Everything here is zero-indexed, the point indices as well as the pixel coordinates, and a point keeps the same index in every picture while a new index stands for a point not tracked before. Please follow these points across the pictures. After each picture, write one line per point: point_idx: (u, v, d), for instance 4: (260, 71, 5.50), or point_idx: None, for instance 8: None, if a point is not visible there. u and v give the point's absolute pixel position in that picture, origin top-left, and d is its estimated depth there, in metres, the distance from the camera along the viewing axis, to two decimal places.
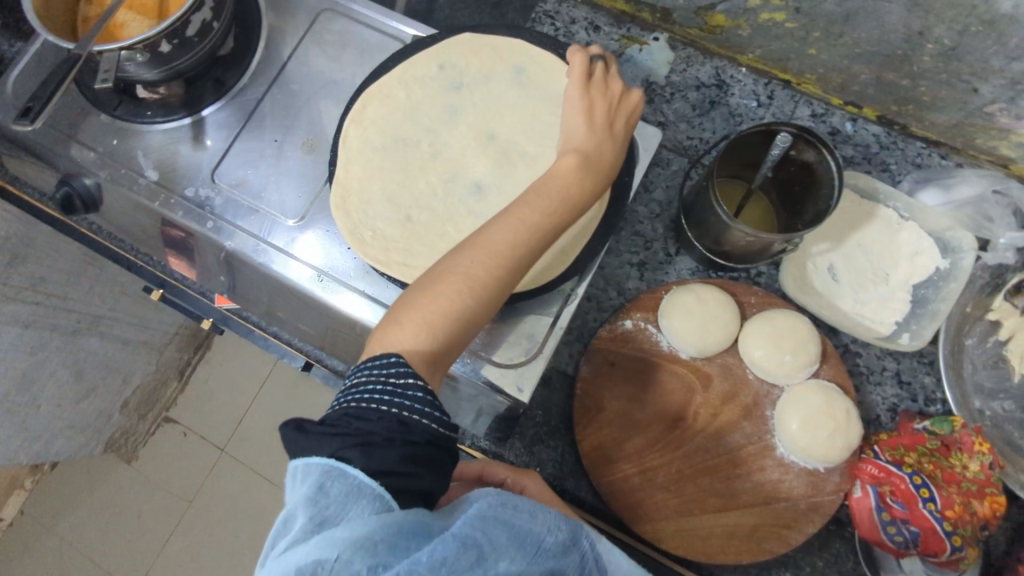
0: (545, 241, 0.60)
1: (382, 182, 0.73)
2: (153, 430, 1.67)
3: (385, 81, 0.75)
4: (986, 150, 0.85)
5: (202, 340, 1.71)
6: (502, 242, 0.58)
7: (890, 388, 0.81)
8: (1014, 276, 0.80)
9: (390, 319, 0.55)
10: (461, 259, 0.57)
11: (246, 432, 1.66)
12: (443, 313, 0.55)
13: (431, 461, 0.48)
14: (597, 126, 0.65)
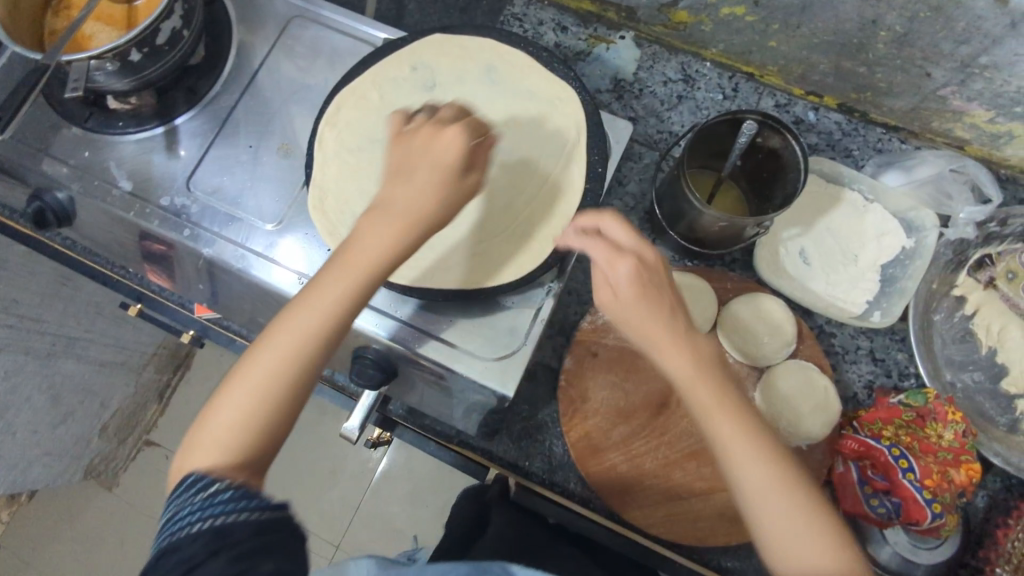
0: (354, 305, 0.56)
1: (360, 182, 0.74)
2: (133, 455, 1.64)
3: (359, 85, 0.76)
4: (943, 132, 0.88)
5: (181, 360, 1.70)
6: (285, 347, 0.54)
7: (866, 366, 0.83)
8: (975, 252, 0.83)
9: (205, 415, 0.53)
10: (279, 336, 0.54)
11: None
12: (234, 419, 0.52)
13: (267, 549, 0.47)
14: (412, 173, 0.58)
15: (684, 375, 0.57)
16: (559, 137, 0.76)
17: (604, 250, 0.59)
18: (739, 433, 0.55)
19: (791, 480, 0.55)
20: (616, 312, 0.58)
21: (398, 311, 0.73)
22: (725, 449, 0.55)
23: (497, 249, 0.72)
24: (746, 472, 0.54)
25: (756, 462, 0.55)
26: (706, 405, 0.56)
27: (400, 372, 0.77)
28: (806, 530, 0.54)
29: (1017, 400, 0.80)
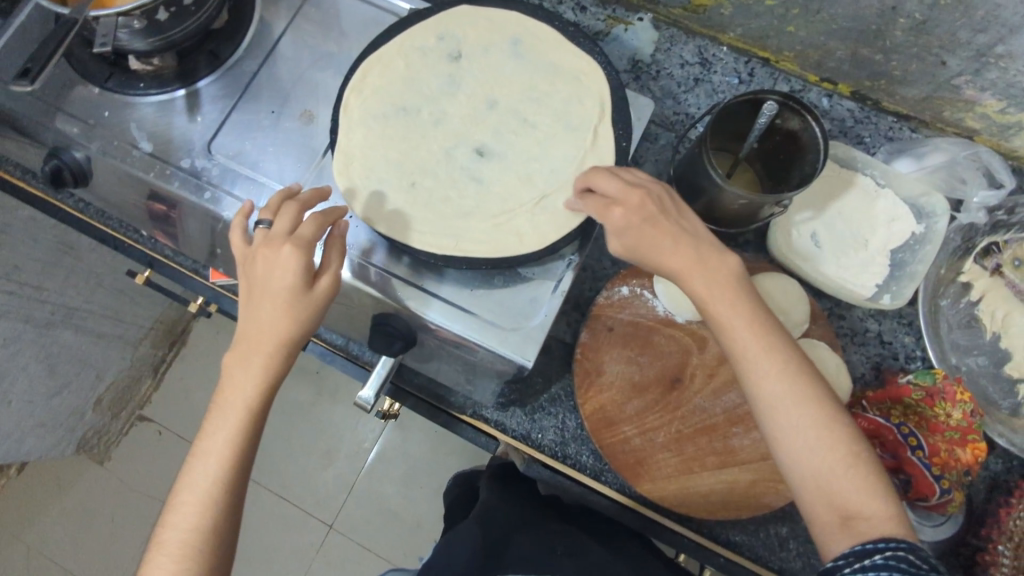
0: (270, 390, 0.64)
1: (387, 149, 0.75)
2: (126, 430, 1.62)
3: (385, 52, 0.78)
4: (953, 122, 0.90)
5: (178, 336, 1.69)
6: (226, 432, 0.62)
7: (873, 348, 0.85)
8: (982, 239, 0.85)
9: (162, 544, 0.58)
10: (196, 459, 0.61)
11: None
12: (179, 544, 0.58)
13: None
14: (281, 256, 0.63)
15: (721, 311, 0.63)
16: (584, 112, 0.76)
17: (615, 190, 0.66)
18: (762, 356, 0.61)
19: (809, 400, 0.59)
20: (624, 245, 0.65)
21: (421, 279, 0.73)
22: (747, 370, 0.61)
23: (521, 220, 0.72)
24: (765, 388, 0.60)
25: (776, 380, 0.60)
26: (738, 340, 0.62)
27: (419, 341, 0.77)
28: (822, 442, 0.58)
29: (1019, 384, 0.82)
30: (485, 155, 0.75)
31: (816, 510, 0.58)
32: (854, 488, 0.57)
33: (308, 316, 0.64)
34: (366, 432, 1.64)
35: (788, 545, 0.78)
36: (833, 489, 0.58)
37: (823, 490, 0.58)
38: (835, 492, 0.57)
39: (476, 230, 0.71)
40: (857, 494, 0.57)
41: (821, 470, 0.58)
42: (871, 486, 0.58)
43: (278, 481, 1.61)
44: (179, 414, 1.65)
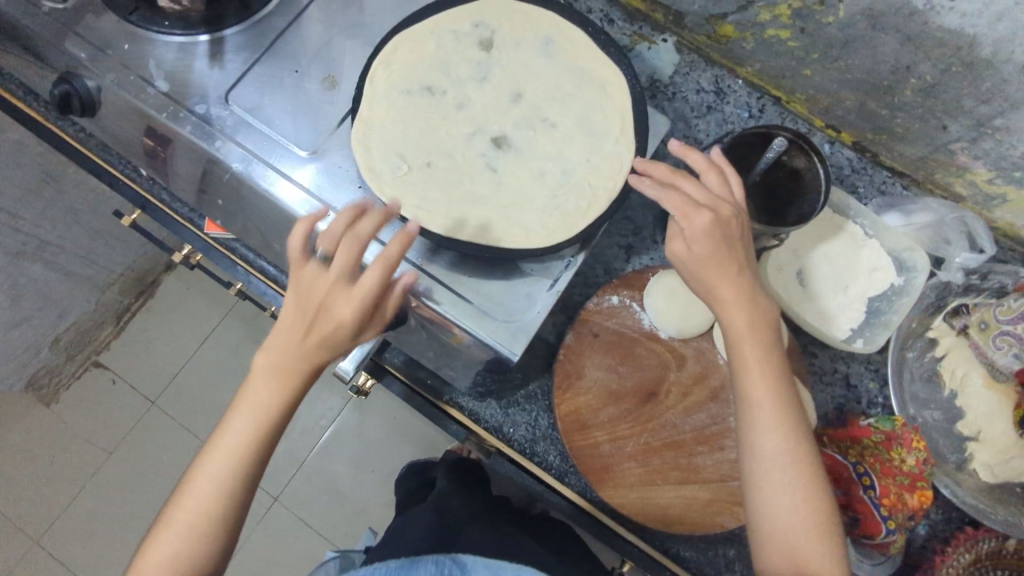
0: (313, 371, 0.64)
1: (403, 125, 0.75)
2: (79, 374, 1.58)
3: (418, 30, 0.79)
4: (943, 185, 0.94)
5: (146, 286, 1.64)
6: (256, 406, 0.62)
7: (839, 389, 0.89)
8: (955, 299, 0.89)
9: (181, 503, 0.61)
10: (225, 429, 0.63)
11: (184, 383, 1.59)
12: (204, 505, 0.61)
13: None
14: (357, 284, 0.62)
15: (749, 355, 0.65)
16: (604, 119, 0.78)
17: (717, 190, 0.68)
18: (775, 413, 0.63)
19: (805, 465, 0.63)
20: (692, 251, 0.66)
21: (421, 259, 0.73)
22: (756, 421, 0.64)
23: (528, 216, 0.73)
24: (769, 441, 0.63)
25: (782, 438, 0.63)
26: (756, 390, 0.64)
27: (409, 322, 0.78)
28: (802, 506, 0.62)
29: (968, 441, 0.86)
30: (501, 145, 0.76)
31: (773, 561, 0.62)
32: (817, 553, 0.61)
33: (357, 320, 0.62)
34: (327, 407, 1.63)
35: (733, 566, 0.81)
36: (800, 554, 0.61)
37: (787, 547, 0.62)
38: (800, 553, 0.61)
39: (484, 217, 0.72)
40: (818, 561, 0.61)
41: (792, 534, 0.62)
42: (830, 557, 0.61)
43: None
44: (136, 365, 1.61)
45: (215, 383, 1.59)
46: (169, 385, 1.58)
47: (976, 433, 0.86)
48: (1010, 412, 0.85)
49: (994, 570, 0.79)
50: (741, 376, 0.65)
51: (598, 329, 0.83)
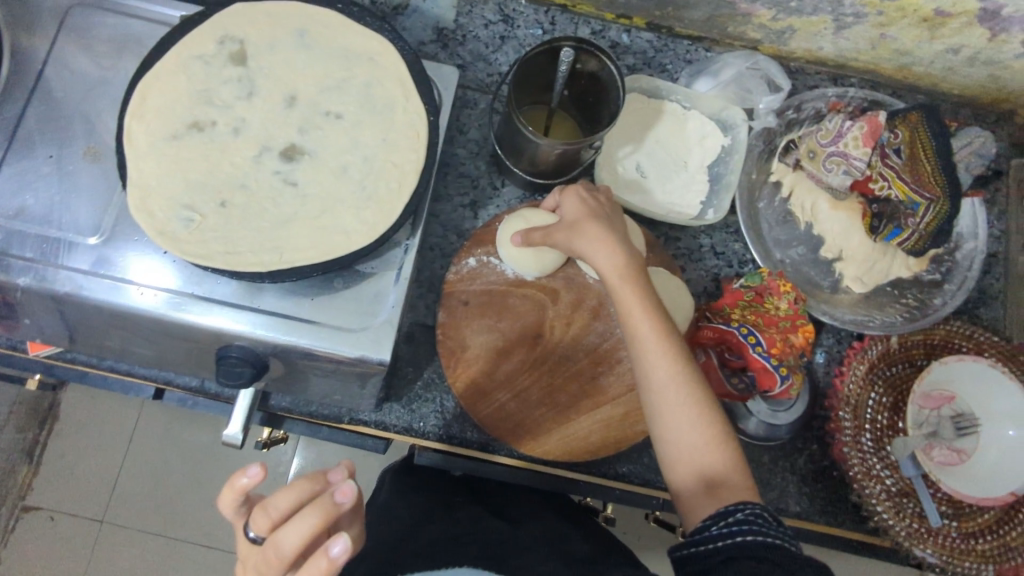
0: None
1: (183, 174, 0.70)
2: (11, 525, 1.36)
3: (159, 68, 0.71)
4: (739, 36, 0.95)
5: (46, 411, 1.41)
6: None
7: (710, 261, 0.91)
8: (781, 139, 0.93)
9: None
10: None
11: (125, 497, 1.39)
12: None
13: None
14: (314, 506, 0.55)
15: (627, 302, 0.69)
16: (387, 93, 0.74)
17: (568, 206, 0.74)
18: (659, 350, 0.66)
19: (690, 388, 0.65)
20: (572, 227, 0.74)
21: (258, 302, 0.71)
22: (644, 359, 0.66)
23: (344, 218, 0.70)
24: (656, 374, 0.66)
25: (667, 369, 0.66)
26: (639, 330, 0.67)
27: (271, 366, 0.74)
28: (699, 422, 0.64)
29: (835, 263, 0.91)
30: (291, 157, 0.71)
31: (684, 484, 0.63)
32: (721, 464, 0.63)
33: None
34: None
35: None
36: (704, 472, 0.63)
37: (691, 467, 0.63)
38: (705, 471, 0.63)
39: (299, 237, 0.69)
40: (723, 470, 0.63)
41: (692, 450, 0.64)
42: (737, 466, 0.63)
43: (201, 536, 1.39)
44: (66, 493, 1.38)
45: (160, 485, 1.39)
46: (113, 497, 1.38)
47: (839, 254, 0.91)
48: (860, 223, 0.90)
49: (888, 370, 0.85)
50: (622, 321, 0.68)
51: (465, 295, 0.82)
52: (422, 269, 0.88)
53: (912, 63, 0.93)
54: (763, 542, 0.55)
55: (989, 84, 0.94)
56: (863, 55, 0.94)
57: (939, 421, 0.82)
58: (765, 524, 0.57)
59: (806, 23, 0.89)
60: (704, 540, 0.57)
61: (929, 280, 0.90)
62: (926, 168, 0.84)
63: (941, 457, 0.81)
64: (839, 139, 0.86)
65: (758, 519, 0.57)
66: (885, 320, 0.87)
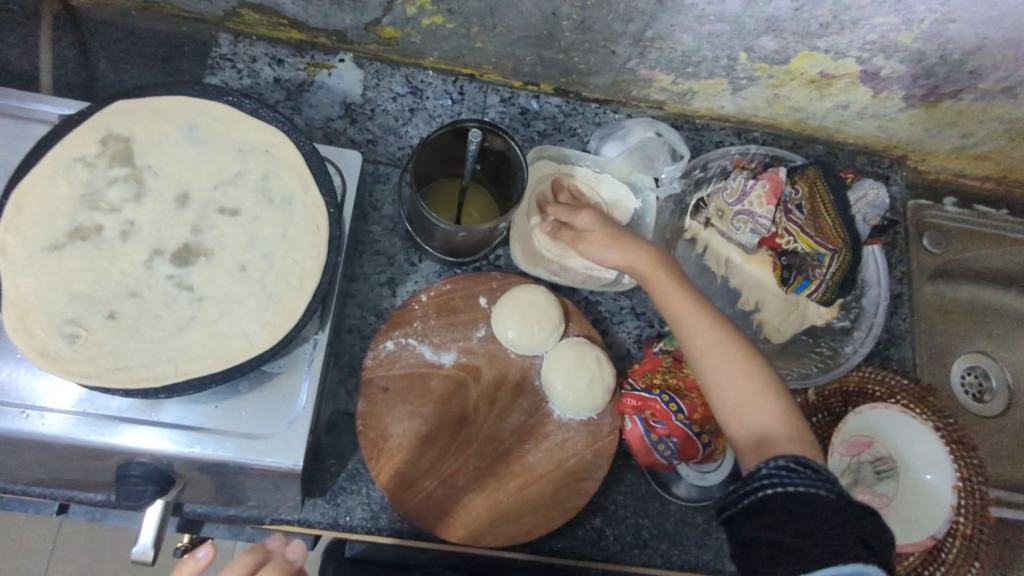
0: None
1: (66, 286, 0.66)
2: None
3: (37, 174, 0.68)
4: (643, 98, 0.98)
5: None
6: None
7: (632, 322, 0.92)
8: (691, 198, 0.95)
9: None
10: None
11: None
12: None
13: None
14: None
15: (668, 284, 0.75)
16: (285, 184, 0.72)
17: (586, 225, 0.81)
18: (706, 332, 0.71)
19: (735, 355, 0.69)
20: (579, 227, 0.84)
21: (158, 414, 0.68)
22: (685, 328, 0.72)
23: (245, 321, 0.67)
24: (696, 340, 0.71)
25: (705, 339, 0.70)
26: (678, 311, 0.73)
27: (176, 478, 0.70)
28: (741, 381, 0.68)
29: (753, 315, 0.93)
30: (186, 259, 0.68)
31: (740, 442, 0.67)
32: (763, 419, 0.66)
33: None
34: None
35: (605, 533, 0.83)
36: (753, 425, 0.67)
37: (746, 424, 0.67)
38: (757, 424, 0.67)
39: (195, 345, 0.65)
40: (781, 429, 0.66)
41: (741, 406, 0.67)
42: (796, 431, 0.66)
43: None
44: None
45: None
46: None
47: (755, 306, 0.93)
48: (772, 275, 0.93)
49: (808, 420, 0.87)
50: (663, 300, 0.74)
51: (383, 381, 0.79)
52: (341, 353, 0.85)
53: (807, 117, 0.97)
54: (785, 491, 0.58)
55: (879, 134, 0.99)
56: (761, 112, 0.97)
57: (862, 467, 0.87)
58: (796, 475, 0.59)
59: (704, 86, 0.92)
60: (738, 500, 0.62)
61: (840, 327, 0.93)
62: (827, 223, 0.84)
63: (866, 502, 0.85)
64: (743, 197, 0.89)
65: (785, 470, 0.60)
66: (802, 371, 0.89)
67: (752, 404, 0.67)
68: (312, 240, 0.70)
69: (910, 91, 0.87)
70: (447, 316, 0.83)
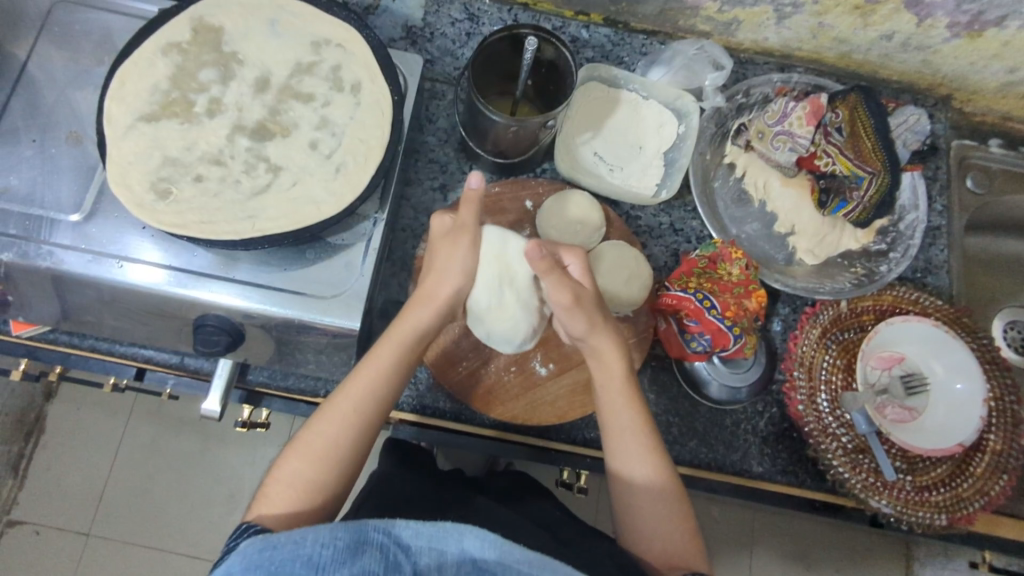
0: (380, 397, 0.70)
1: (161, 151, 0.74)
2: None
3: (138, 56, 0.75)
4: (690, 29, 1.01)
5: (31, 424, 1.35)
6: (353, 402, 0.69)
7: (670, 238, 0.97)
8: (732, 122, 0.99)
9: (298, 442, 0.68)
10: (338, 397, 0.70)
11: (112, 511, 1.33)
12: (324, 452, 0.67)
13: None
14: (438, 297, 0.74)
15: (610, 357, 0.75)
16: (354, 77, 0.79)
17: (581, 317, 0.72)
18: (623, 409, 0.74)
19: (645, 439, 0.73)
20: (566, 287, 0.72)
21: (232, 272, 0.75)
22: (615, 446, 0.73)
23: (315, 191, 0.74)
24: (614, 417, 0.73)
25: (619, 404, 0.74)
26: (616, 423, 0.73)
27: (246, 335, 0.78)
28: (640, 459, 0.72)
29: (788, 238, 0.96)
30: (263, 136, 0.76)
31: (633, 522, 0.71)
32: (652, 508, 0.71)
33: (393, 383, 0.71)
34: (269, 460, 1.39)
35: None
36: (651, 535, 0.70)
37: (633, 505, 0.71)
38: (653, 534, 0.70)
39: (269, 208, 0.73)
40: (659, 523, 0.70)
41: (640, 505, 0.71)
42: (672, 518, 0.70)
43: (192, 549, 1.34)
44: (54, 505, 1.33)
45: (148, 524, 1.34)
46: (98, 512, 1.33)
47: (792, 229, 0.96)
48: (809, 198, 0.96)
49: (841, 334, 0.90)
50: (596, 356, 0.75)
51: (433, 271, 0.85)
52: (394, 249, 0.92)
53: (851, 51, 1.00)
54: None
55: (924, 70, 1.01)
56: (805, 44, 1.00)
57: (891, 380, 0.89)
58: None
59: (750, 14, 0.96)
60: None
61: (876, 250, 0.95)
62: (867, 148, 0.86)
63: (896, 415, 0.87)
64: (784, 118, 0.91)
65: None
66: (835, 287, 0.93)
67: (647, 489, 0.71)
68: (376, 126, 0.77)
69: (954, 18, 0.89)
70: (496, 216, 0.89)
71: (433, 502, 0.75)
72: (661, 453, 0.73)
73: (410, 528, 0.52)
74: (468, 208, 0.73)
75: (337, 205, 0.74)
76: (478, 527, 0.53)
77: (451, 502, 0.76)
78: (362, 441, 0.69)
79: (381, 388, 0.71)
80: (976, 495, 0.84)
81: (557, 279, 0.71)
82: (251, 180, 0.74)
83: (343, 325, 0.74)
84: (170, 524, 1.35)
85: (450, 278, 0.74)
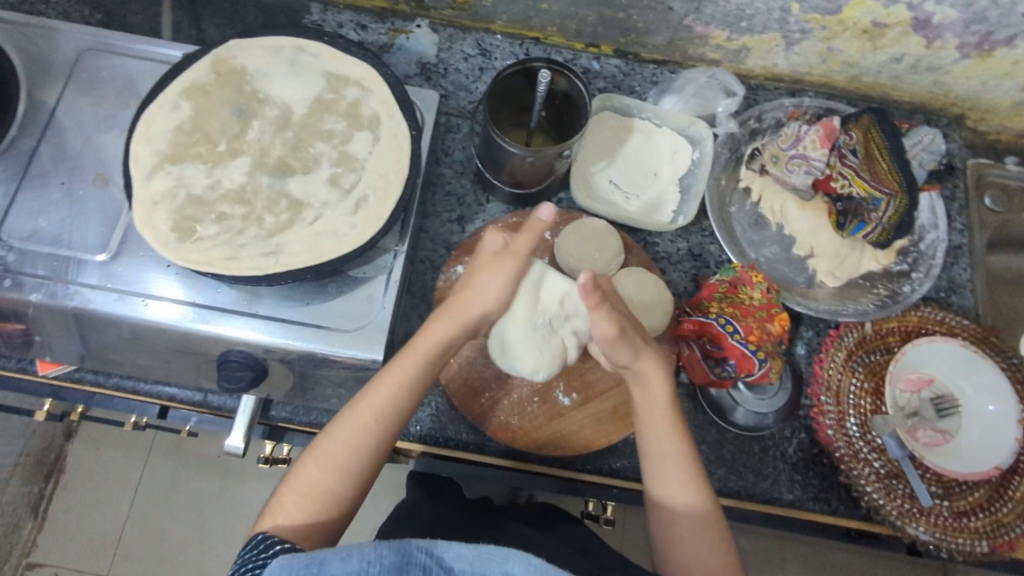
0: (401, 408, 0.70)
1: (185, 190, 0.75)
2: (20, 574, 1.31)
3: (163, 99, 0.77)
4: (699, 58, 1.03)
5: (52, 465, 1.35)
6: (373, 414, 0.69)
7: (688, 263, 0.97)
8: (746, 147, 0.99)
9: (312, 451, 0.67)
10: (357, 408, 0.69)
11: (131, 552, 1.32)
12: (340, 463, 0.67)
13: None
14: (464, 310, 0.74)
15: (654, 380, 0.74)
16: (372, 112, 0.80)
17: (625, 349, 0.71)
18: (668, 432, 0.72)
19: (688, 465, 0.71)
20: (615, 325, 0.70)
21: (255, 307, 0.75)
22: (658, 472, 0.71)
23: (337, 224, 0.75)
24: (658, 441, 0.72)
25: (662, 432, 0.72)
26: (660, 448, 0.72)
27: (269, 370, 0.78)
28: (683, 483, 0.70)
29: (808, 260, 0.96)
30: (283, 172, 0.77)
31: (672, 547, 0.70)
32: (694, 534, 0.69)
33: (412, 394, 0.71)
34: None
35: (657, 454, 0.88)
36: (693, 560, 0.68)
37: (671, 530, 0.70)
38: (694, 562, 0.68)
39: (291, 242, 0.74)
40: (700, 547, 0.69)
41: (681, 534, 0.69)
42: (711, 544, 0.69)
43: None
44: (73, 547, 1.32)
45: (167, 565, 1.32)
46: (117, 553, 1.31)
47: (811, 251, 0.96)
48: (827, 220, 0.96)
49: (867, 357, 0.89)
50: (641, 378, 0.74)
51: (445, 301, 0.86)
52: (414, 281, 0.92)
53: (862, 74, 1.01)
54: None
55: (936, 90, 1.01)
56: (815, 69, 1.01)
57: (922, 403, 0.87)
58: None
59: (758, 41, 0.97)
60: None
61: (897, 271, 0.94)
62: (883, 167, 0.85)
63: (929, 438, 0.85)
64: (798, 142, 0.92)
65: None
66: (859, 308, 0.92)
67: (689, 512, 0.70)
68: (396, 159, 0.79)
69: (963, 39, 0.90)
70: None
71: (461, 529, 0.75)
72: (701, 479, 0.71)
73: (456, 549, 0.51)
74: (531, 237, 0.76)
75: (358, 236, 0.75)
76: (522, 551, 0.51)
77: (480, 529, 0.75)
78: (381, 450, 0.69)
79: (402, 400, 0.70)
80: (1017, 520, 0.82)
81: (605, 314, 0.69)
82: (273, 216, 0.75)
83: (363, 359, 0.74)
84: (189, 565, 1.33)
85: (476, 296, 0.75)
